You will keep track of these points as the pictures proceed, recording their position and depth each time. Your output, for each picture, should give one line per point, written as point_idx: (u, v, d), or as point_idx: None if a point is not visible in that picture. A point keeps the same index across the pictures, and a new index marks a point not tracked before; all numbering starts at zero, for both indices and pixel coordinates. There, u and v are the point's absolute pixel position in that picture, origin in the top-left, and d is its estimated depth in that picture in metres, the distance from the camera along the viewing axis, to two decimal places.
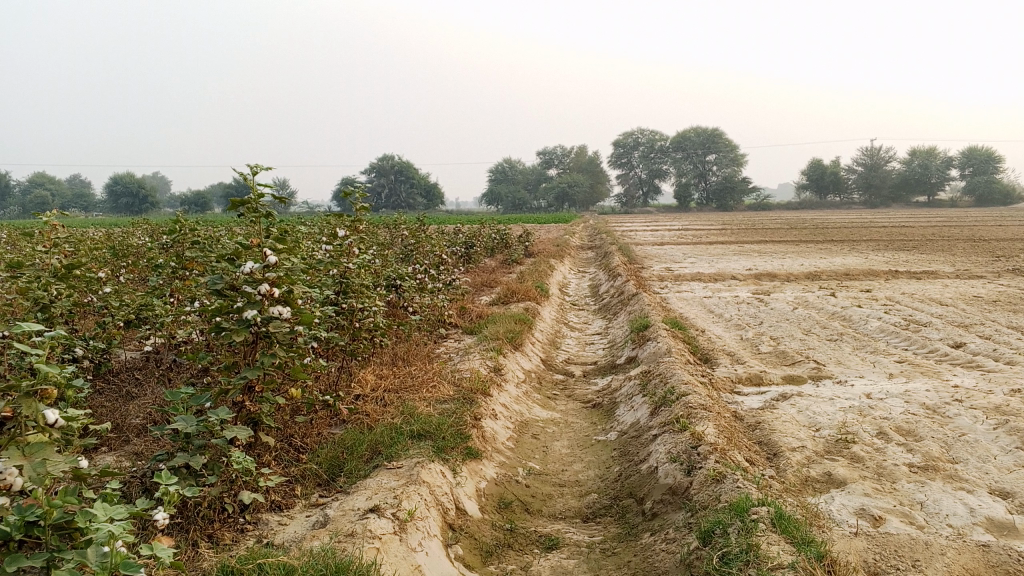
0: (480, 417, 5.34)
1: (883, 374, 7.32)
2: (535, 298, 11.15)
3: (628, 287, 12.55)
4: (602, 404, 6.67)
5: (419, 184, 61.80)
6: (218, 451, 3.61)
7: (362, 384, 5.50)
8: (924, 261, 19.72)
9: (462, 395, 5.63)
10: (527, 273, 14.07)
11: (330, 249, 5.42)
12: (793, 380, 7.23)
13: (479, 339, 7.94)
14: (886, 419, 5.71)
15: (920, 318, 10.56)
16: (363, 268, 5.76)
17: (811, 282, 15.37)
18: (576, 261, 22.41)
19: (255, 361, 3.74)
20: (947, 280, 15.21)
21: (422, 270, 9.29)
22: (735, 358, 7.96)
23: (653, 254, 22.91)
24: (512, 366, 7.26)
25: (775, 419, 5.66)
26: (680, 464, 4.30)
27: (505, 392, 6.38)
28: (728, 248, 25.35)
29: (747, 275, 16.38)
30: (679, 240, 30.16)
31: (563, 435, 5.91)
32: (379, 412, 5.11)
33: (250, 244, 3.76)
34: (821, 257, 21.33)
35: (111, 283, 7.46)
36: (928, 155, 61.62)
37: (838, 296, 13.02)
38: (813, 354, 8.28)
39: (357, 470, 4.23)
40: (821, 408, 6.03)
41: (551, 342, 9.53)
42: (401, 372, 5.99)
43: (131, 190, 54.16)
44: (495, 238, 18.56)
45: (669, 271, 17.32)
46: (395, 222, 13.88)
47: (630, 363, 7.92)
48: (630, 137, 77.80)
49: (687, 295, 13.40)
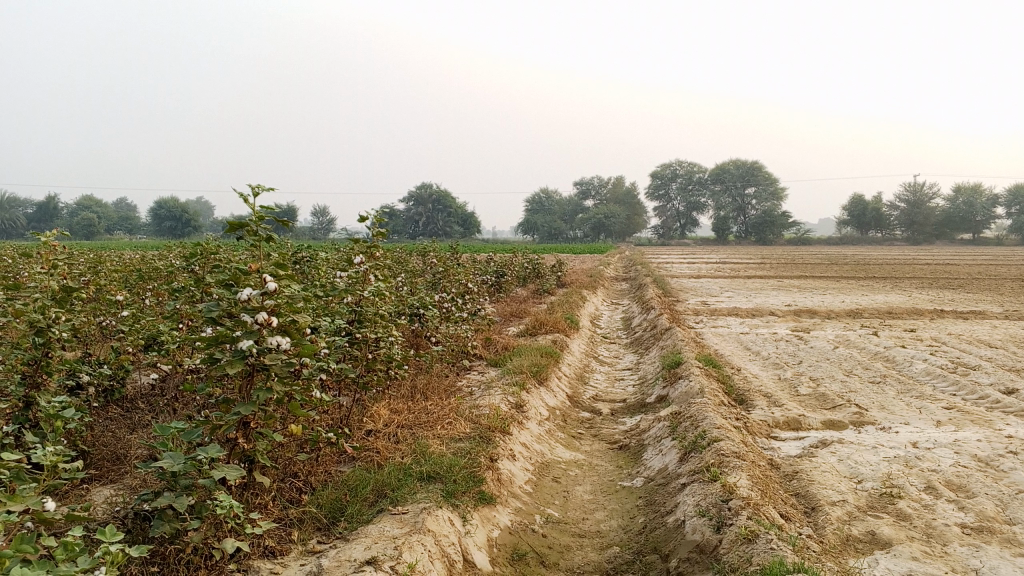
0: (497, 458, 5.04)
1: (930, 421, 6.87)
2: (565, 330, 10.85)
3: (661, 321, 12.19)
4: (629, 445, 6.33)
5: (456, 213, 62.03)
6: (207, 491, 3.37)
7: (375, 420, 5.24)
8: (971, 301, 19.03)
9: (479, 433, 5.34)
10: (558, 304, 13.78)
11: (345, 277, 5.20)
12: (833, 425, 6.81)
13: (503, 373, 7.66)
14: (935, 472, 5.29)
15: (969, 361, 10.03)
16: (380, 297, 5.52)
17: (853, 319, 14.84)
18: (610, 293, 22.04)
19: (252, 395, 3.50)
20: (996, 321, 14.59)
21: (448, 299, 9.04)
22: (771, 400, 7.56)
23: (689, 287, 22.47)
24: (536, 402, 6.96)
25: (814, 469, 5.27)
26: (709, 519, 3.95)
27: (526, 430, 6.07)
28: (767, 282, 24.82)
29: (786, 311, 15.89)
30: (716, 273, 29.62)
31: (586, 478, 5.58)
32: (390, 450, 4.85)
33: (249, 270, 3.52)
34: (863, 294, 20.72)
35: (130, 306, 7.33)
36: (973, 191, 60.30)
37: (881, 335, 12.50)
38: (855, 397, 7.84)
39: (358, 515, 3.96)
40: (863, 457, 5.62)
41: (579, 377, 9.21)
42: (418, 406, 5.73)
43: (174, 214, 55.02)
44: (528, 268, 18.32)
45: (705, 306, 16.90)
46: (426, 249, 13.69)
47: (660, 403, 7.56)
48: (669, 169, 77.45)
49: (723, 331, 13.00)
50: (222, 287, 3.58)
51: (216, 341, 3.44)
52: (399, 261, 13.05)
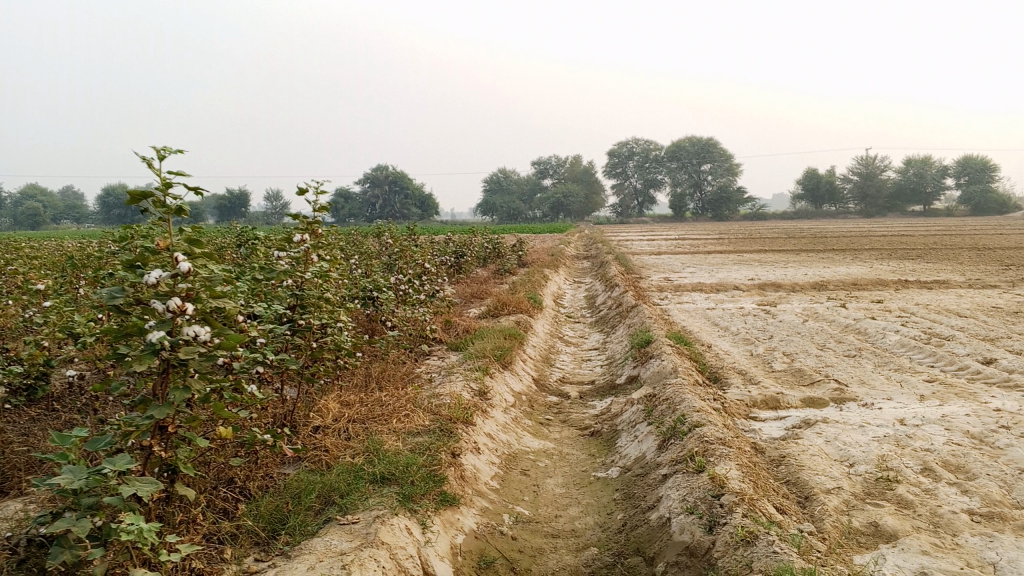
0: (460, 453, 4.57)
1: (913, 396, 6.55)
2: (528, 310, 10.38)
3: (627, 298, 11.79)
4: (601, 432, 5.91)
5: (414, 194, 61.12)
6: (116, 511, 2.84)
7: (323, 415, 4.74)
8: (932, 270, 19.00)
9: (439, 425, 4.86)
10: (520, 283, 13.32)
11: (283, 257, 4.67)
12: (814, 403, 6.46)
13: (465, 357, 7.19)
14: (929, 452, 4.93)
15: (942, 332, 9.77)
16: (325, 278, 4.97)
17: (819, 292, 14.62)
18: (572, 271, 21.62)
19: (167, 395, 2.98)
20: (960, 290, 14.47)
21: (405, 281, 8.53)
22: (747, 378, 7.19)
23: (651, 263, 22.22)
24: (501, 388, 6.49)
25: (802, 453, 4.88)
26: (698, 517, 3.52)
27: (491, 419, 5.61)
28: (727, 257, 24.63)
29: (750, 285, 15.61)
30: (676, 249, 29.38)
31: (557, 470, 5.14)
32: (338, 451, 4.37)
33: (158, 247, 3.01)
34: (825, 266, 20.57)
35: (55, 296, 6.70)
36: (924, 163, 60.94)
37: (849, 308, 12.25)
38: (832, 372, 7.51)
39: (301, 527, 3.45)
40: (851, 437, 5.26)
41: (545, 359, 8.77)
42: (372, 398, 5.23)
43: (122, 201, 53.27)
44: (487, 247, 17.83)
45: (669, 282, 16.56)
46: (381, 230, 13.14)
47: (632, 384, 7.15)
48: (625, 148, 77.32)
49: (689, 307, 12.65)
50: (126, 269, 3.06)
51: (122, 333, 2.92)
52: (354, 243, 12.48)
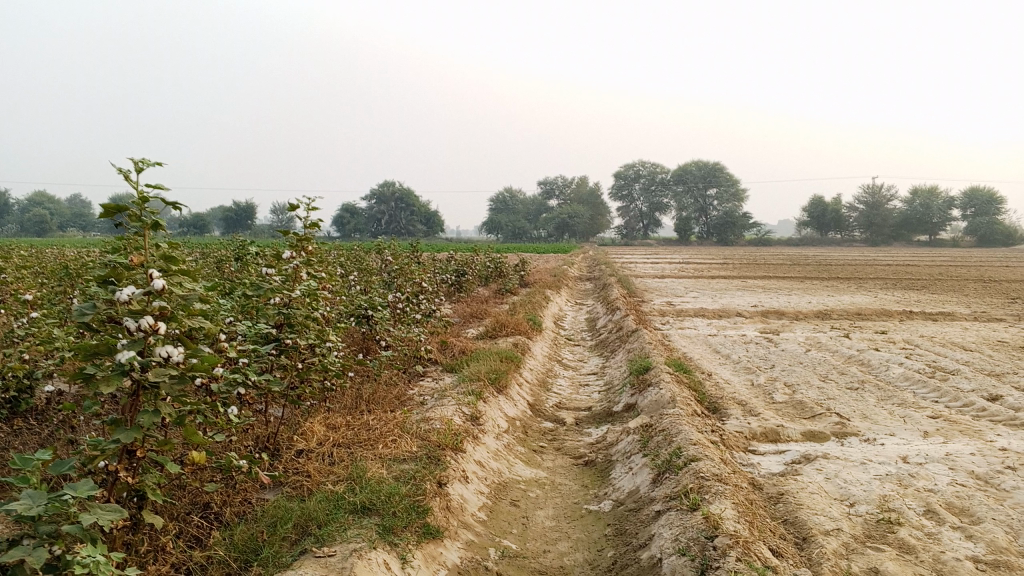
0: (447, 482, 4.42)
1: (917, 433, 6.39)
2: (526, 333, 10.24)
3: (627, 322, 11.64)
4: (595, 461, 5.75)
5: (419, 211, 61.15)
6: (76, 539, 2.70)
7: (307, 438, 4.63)
8: (937, 302, 18.83)
9: (427, 452, 4.72)
10: (520, 304, 13.19)
11: (270, 274, 4.54)
12: (814, 437, 6.30)
13: (459, 380, 7.04)
14: (932, 493, 4.77)
15: (947, 366, 9.61)
16: (314, 297, 4.85)
17: (822, 321, 14.45)
18: (574, 293, 21.48)
19: (136, 419, 2.84)
20: (965, 323, 14.30)
21: (402, 300, 8.41)
22: (746, 409, 7.03)
23: (653, 286, 22.10)
24: (494, 413, 6.34)
25: (801, 491, 4.72)
26: (691, 559, 3.37)
27: (482, 446, 5.45)
28: (731, 283, 24.47)
29: (753, 312, 15.45)
30: (679, 273, 29.24)
31: (548, 501, 4.99)
32: (320, 477, 4.23)
33: (132, 263, 2.88)
34: (829, 295, 20.41)
35: (43, 307, 6.57)
36: (930, 193, 60.82)
37: (853, 338, 12.08)
38: (834, 404, 7.35)
39: (275, 558, 3.31)
40: (852, 475, 5.10)
41: (541, 382, 8.62)
42: (359, 421, 5.09)
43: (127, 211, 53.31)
44: (489, 267, 17.71)
45: (671, 306, 16.43)
46: (382, 247, 13.04)
47: (628, 412, 6.99)
48: (631, 170, 77.38)
49: (690, 333, 12.50)
50: (99, 286, 2.92)
51: (91, 352, 2.79)
52: (353, 260, 12.37)
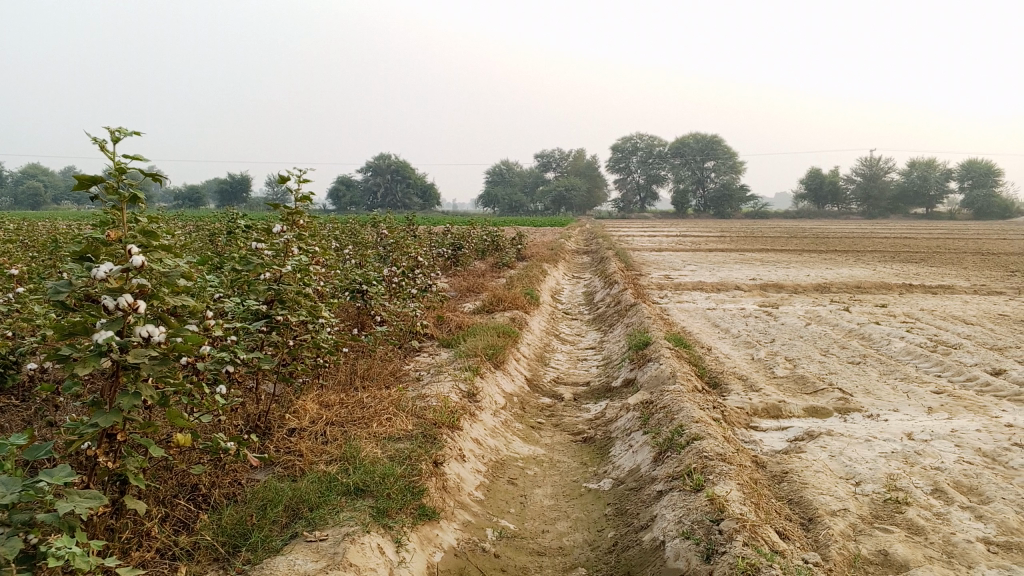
0: (443, 461, 4.30)
1: (921, 409, 6.28)
2: (524, 306, 10.11)
3: (626, 296, 11.51)
4: (594, 438, 5.64)
5: (415, 184, 60.82)
6: (52, 528, 2.56)
7: (299, 416, 4.50)
8: (937, 275, 18.73)
9: (422, 431, 4.59)
10: (517, 278, 13.04)
11: (260, 248, 4.39)
12: (817, 413, 6.20)
13: (455, 355, 6.92)
14: (940, 471, 4.66)
15: (949, 340, 9.50)
16: (305, 272, 4.69)
17: (821, 294, 14.34)
18: (571, 266, 21.34)
19: (115, 401, 2.70)
20: (965, 296, 14.19)
21: (398, 274, 8.27)
22: (747, 384, 6.92)
23: (650, 260, 21.97)
24: (491, 390, 6.22)
25: (805, 469, 4.61)
26: (695, 543, 3.26)
27: (479, 423, 5.34)
28: (728, 256, 24.33)
29: (752, 285, 15.33)
30: (676, 246, 29.11)
31: (546, 480, 4.88)
32: (312, 457, 4.11)
33: (109, 238, 2.72)
34: (828, 268, 20.29)
35: (29, 281, 6.40)
36: (927, 166, 60.56)
37: (853, 311, 11.97)
38: (836, 380, 7.24)
39: (264, 543, 3.19)
40: (857, 452, 4.99)
41: (539, 357, 8.50)
42: (353, 398, 4.96)
43: None
44: (486, 240, 17.58)
45: (669, 280, 16.30)
46: (378, 220, 12.87)
47: (628, 388, 6.88)
48: (628, 142, 76.92)
49: (689, 307, 12.38)
50: (74, 262, 2.75)
51: (66, 332, 2.63)
52: (348, 234, 12.19)
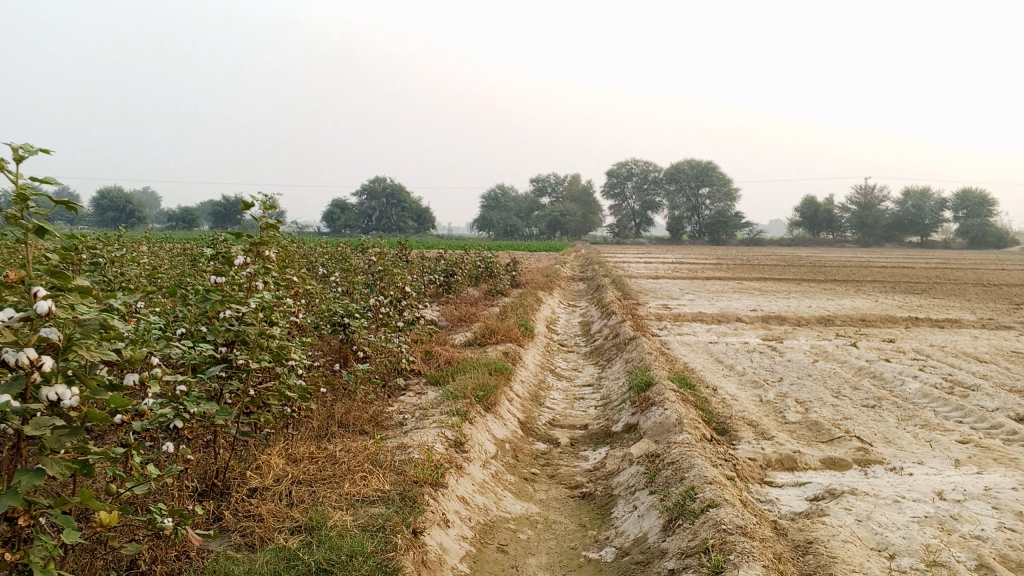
0: (424, 529, 3.78)
1: (947, 462, 5.78)
2: (517, 339, 9.60)
3: (624, 329, 11.02)
4: (593, 494, 5.13)
5: (410, 207, 60.48)
6: None
7: (262, 477, 3.97)
8: (941, 307, 18.28)
9: (401, 491, 4.08)
10: (511, 307, 12.55)
11: (221, 282, 3.92)
12: (835, 465, 5.70)
13: (443, 396, 6.40)
14: (982, 541, 4.15)
15: (965, 380, 8.99)
16: (270, 310, 4.20)
17: (825, 327, 13.87)
18: (566, 294, 20.84)
19: (13, 480, 2.18)
20: (974, 331, 13.74)
21: (384, 306, 7.77)
22: (758, 431, 6.40)
23: (648, 288, 21.54)
24: (481, 437, 5.70)
25: (832, 538, 4.10)
26: None
27: (466, 478, 4.82)
28: (728, 284, 23.89)
29: (753, 317, 14.85)
30: (673, 273, 28.65)
31: (541, 545, 4.35)
32: (273, 523, 3.62)
33: (9, 279, 2.22)
34: (828, 298, 19.85)
35: None
36: (922, 195, 60.44)
37: (860, 347, 11.47)
38: (852, 426, 6.74)
39: None
40: (886, 517, 4.48)
41: (534, 396, 7.99)
42: (326, 452, 4.45)
43: (118, 204, 51.87)
44: (481, 266, 17.09)
45: (667, 310, 15.82)
46: (368, 245, 12.40)
47: (629, 434, 6.36)
48: (625, 168, 76.81)
49: (689, 339, 11.88)
50: None
51: None
52: (336, 261, 11.68)
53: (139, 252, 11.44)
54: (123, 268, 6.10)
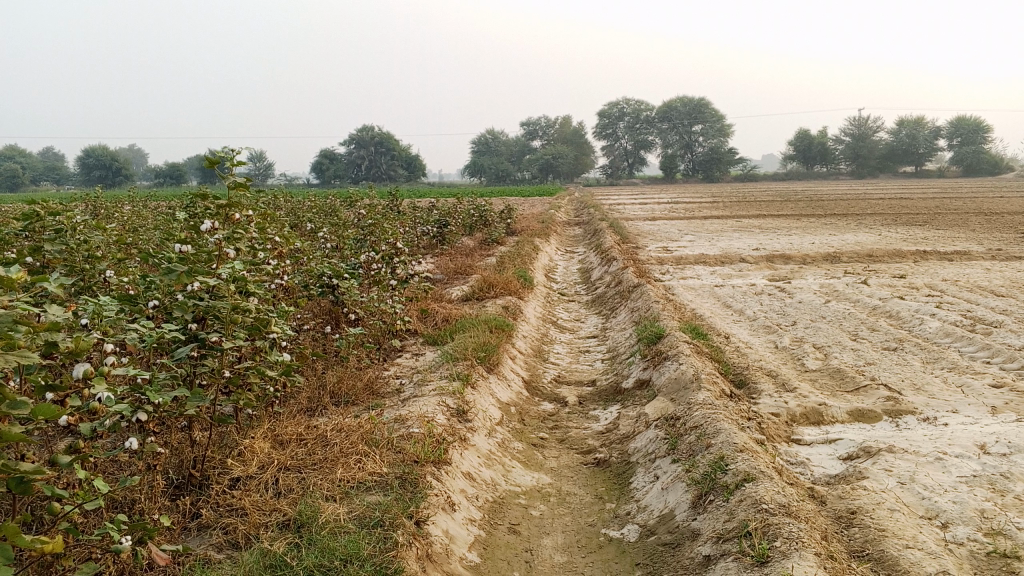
0: (428, 519, 3.39)
1: (984, 409, 5.39)
2: (517, 291, 9.17)
3: (627, 276, 10.58)
4: (608, 461, 4.75)
5: (400, 155, 59.48)
6: None
7: (245, 466, 3.57)
8: (947, 238, 17.82)
9: (401, 474, 3.68)
10: (508, 257, 12.08)
11: (186, 250, 3.49)
12: (864, 417, 5.33)
13: (442, 358, 5.98)
14: None
15: (986, 316, 8.58)
16: (244, 280, 3.77)
17: (832, 264, 13.44)
18: (563, 240, 20.31)
19: None
20: (984, 263, 13.34)
21: (376, 262, 7.32)
22: (779, 383, 6.01)
23: (647, 231, 21.06)
24: (485, 402, 5.31)
25: (877, 505, 3.73)
26: None
27: (471, 451, 4.43)
28: (725, 223, 23.35)
29: (757, 256, 14.42)
30: (670, 214, 28.11)
31: (557, 522, 3.98)
32: (259, 519, 3.22)
33: None
34: (831, 234, 19.35)
35: None
36: (917, 123, 59.54)
37: (871, 284, 11.04)
38: (877, 372, 6.34)
39: None
40: (930, 477, 4.10)
41: (537, 352, 7.60)
42: (317, 430, 4.05)
43: (104, 161, 50.77)
44: (475, 214, 16.55)
45: (667, 253, 15.37)
46: (356, 196, 11.89)
47: (642, 392, 5.97)
48: (616, 107, 75.54)
49: (694, 284, 11.46)
50: None
51: None
52: (324, 216, 11.15)
53: (117, 212, 10.89)
54: (91, 234, 5.62)
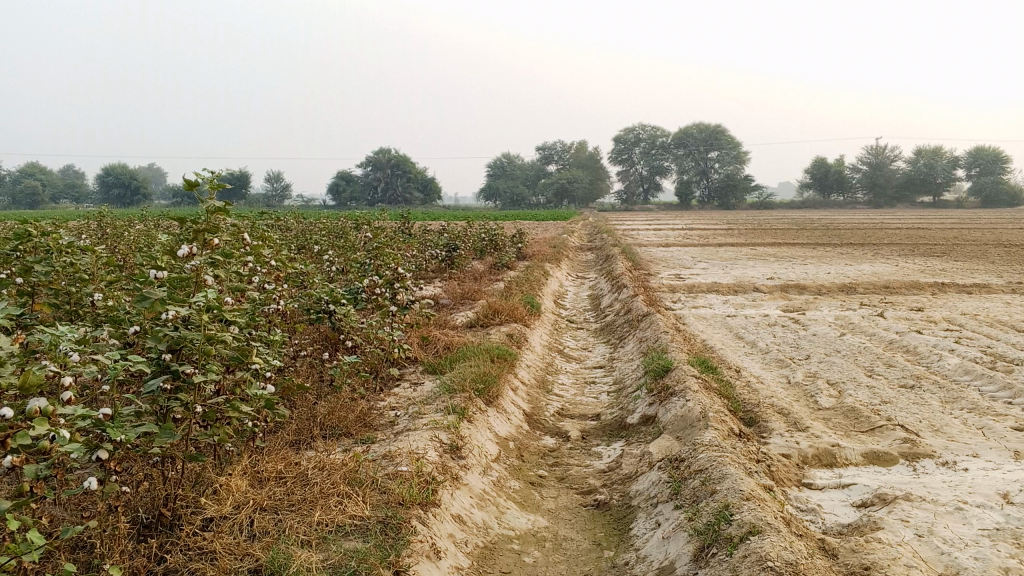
0: (410, 567, 3.17)
1: (1007, 454, 5.12)
2: (523, 319, 8.95)
3: (637, 304, 10.35)
4: (609, 503, 4.52)
5: (416, 178, 59.62)
6: None
7: (219, 505, 3.37)
8: (966, 270, 17.49)
9: (385, 518, 3.47)
10: (517, 282, 11.88)
11: (161, 277, 3.34)
12: (879, 460, 5.07)
13: (440, 389, 5.77)
14: None
15: (1007, 353, 8.30)
16: (223, 309, 3.61)
17: (848, 296, 13.16)
18: (574, 266, 20.08)
19: None
20: (1004, 296, 13.03)
21: (378, 287, 7.12)
22: (790, 422, 5.76)
23: (659, 257, 20.81)
24: (481, 437, 5.09)
25: (892, 561, 3.48)
26: None
27: (463, 491, 4.21)
28: (740, 251, 23.06)
29: (771, 286, 14.14)
30: (684, 240, 27.84)
31: (551, 570, 3.75)
32: (229, 563, 3.00)
33: None
34: (847, 264, 19.05)
35: None
36: (934, 153, 59.15)
37: (888, 317, 10.76)
38: (893, 412, 6.08)
39: None
40: (950, 530, 3.84)
41: (541, 382, 7.37)
42: (299, 468, 3.85)
43: (123, 180, 51.09)
44: (485, 238, 16.35)
45: (679, 280, 15.14)
46: (364, 219, 11.73)
47: (646, 428, 5.74)
48: (632, 133, 75.56)
49: (705, 313, 11.21)
50: None
51: None
52: (330, 239, 10.98)
53: (122, 232, 10.75)
54: (81, 255, 5.45)
